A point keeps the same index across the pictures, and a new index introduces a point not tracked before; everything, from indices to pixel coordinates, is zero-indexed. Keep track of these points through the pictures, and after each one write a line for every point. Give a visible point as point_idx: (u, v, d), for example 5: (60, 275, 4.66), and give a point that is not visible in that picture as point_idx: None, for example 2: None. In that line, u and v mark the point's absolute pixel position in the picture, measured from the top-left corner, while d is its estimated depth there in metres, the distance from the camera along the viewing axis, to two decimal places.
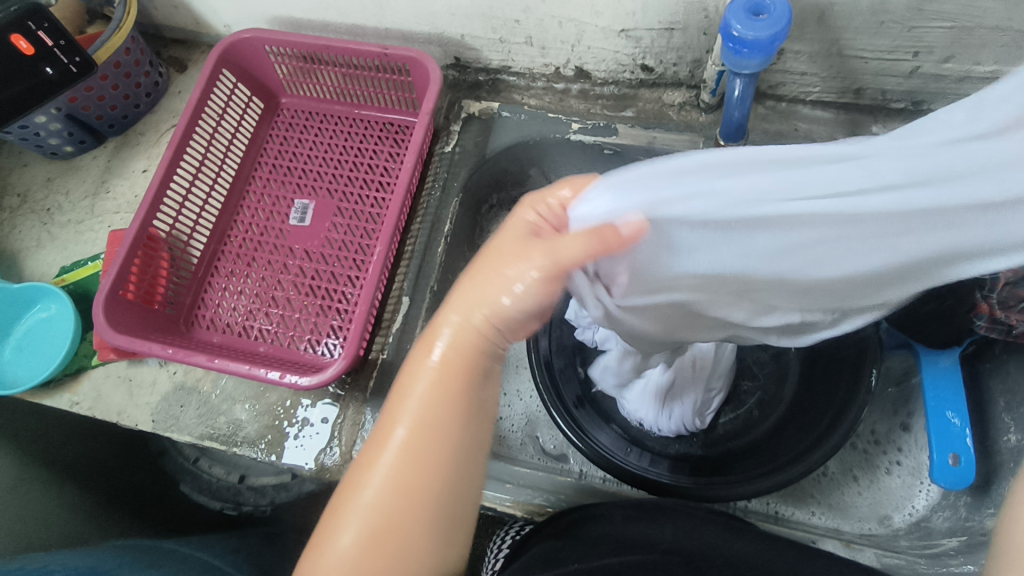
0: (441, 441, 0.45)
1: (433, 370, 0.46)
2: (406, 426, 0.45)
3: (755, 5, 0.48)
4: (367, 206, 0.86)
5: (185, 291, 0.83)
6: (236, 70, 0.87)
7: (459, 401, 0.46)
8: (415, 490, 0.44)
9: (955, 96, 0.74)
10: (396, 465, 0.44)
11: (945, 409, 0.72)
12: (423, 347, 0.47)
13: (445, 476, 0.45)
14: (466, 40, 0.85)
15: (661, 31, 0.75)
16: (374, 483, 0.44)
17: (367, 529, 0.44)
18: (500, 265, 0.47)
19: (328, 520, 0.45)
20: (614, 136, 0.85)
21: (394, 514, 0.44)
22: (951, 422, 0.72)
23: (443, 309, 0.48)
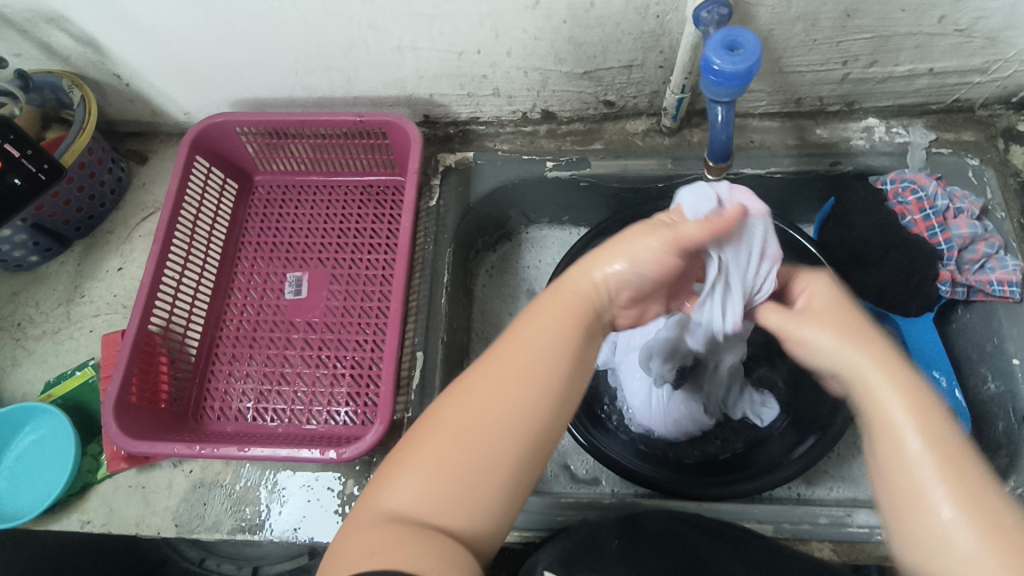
0: (541, 376, 0.49)
1: (557, 317, 0.51)
2: (524, 348, 0.50)
3: (730, 40, 0.53)
4: (363, 270, 0.86)
5: (189, 385, 0.81)
6: (209, 155, 0.87)
7: (544, 366, 0.49)
8: (508, 410, 0.47)
9: (880, 94, 0.84)
10: (498, 383, 0.48)
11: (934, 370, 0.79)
12: (553, 295, 0.53)
13: (525, 423, 0.47)
14: (435, 98, 0.88)
15: (620, 68, 0.81)
16: (455, 421, 0.47)
17: (459, 436, 0.46)
18: (604, 260, 0.53)
19: (428, 421, 0.48)
20: (587, 169, 0.89)
21: (486, 430, 0.46)
22: (936, 380, 0.79)
23: (583, 266, 0.54)
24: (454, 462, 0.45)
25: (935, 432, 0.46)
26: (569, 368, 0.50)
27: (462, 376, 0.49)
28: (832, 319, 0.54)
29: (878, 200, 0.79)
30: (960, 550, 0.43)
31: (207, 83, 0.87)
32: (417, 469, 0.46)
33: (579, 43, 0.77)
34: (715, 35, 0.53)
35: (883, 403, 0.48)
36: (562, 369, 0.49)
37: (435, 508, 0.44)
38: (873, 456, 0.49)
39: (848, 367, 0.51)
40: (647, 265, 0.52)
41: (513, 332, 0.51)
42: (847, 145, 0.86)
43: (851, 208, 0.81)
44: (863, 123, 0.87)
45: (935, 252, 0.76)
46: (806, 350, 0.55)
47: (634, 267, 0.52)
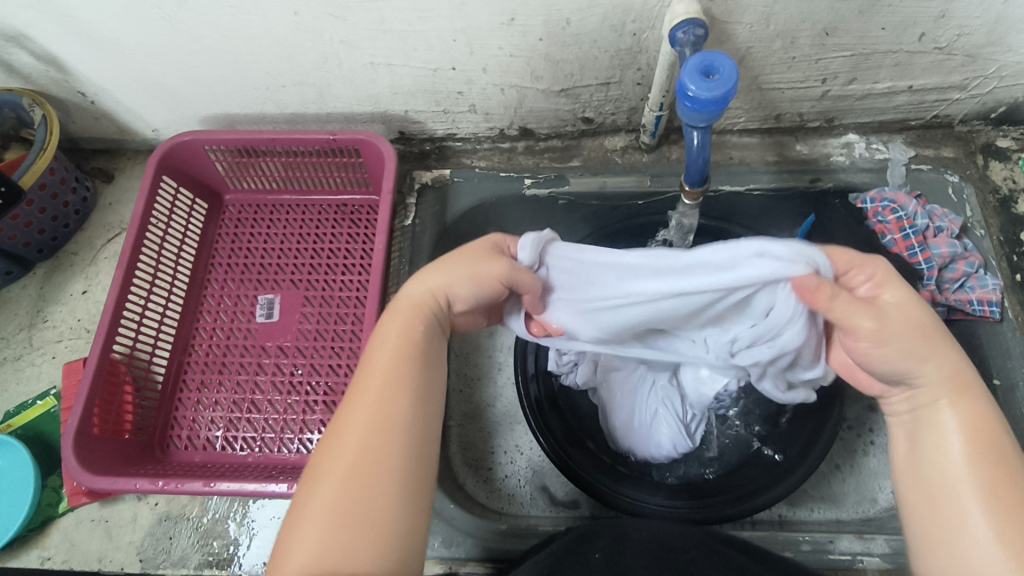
0: (403, 394, 0.50)
1: (401, 336, 0.52)
2: (377, 376, 0.50)
3: (706, 66, 0.52)
4: (336, 292, 0.84)
5: (156, 413, 0.78)
6: (178, 175, 0.84)
7: (403, 385, 0.50)
8: (387, 439, 0.47)
9: (860, 111, 0.83)
10: (369, 416, 0.48)
11: None
12: (402, 310, 0.53)
13: (402, 444, 0.48)
14: (410, 115, 0.86)
15: (598, 86, 0.79)
16: (338, 467, 0.46)
17: (338, 495, 0.45)
18: (458, 283, 0.53)
19: (304, 500, 0.46)
20: (568, 186, 0.88)
21: (371, 458, 0.46)
22: None
23: (419, 281, 0.54)
24: (340, 521, 0.44)
25: (982, 440, 0.46)
26: (422, 380, 0.52)
27: (333, 424, 0.49)
28: (914, 329, 0.47)
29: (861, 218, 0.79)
30: (982, 548, 0.43)
31: (174, 100, 0.85)
32: (309, 525, 0.44)
33: (555, 60, 0.75)
34: (691, 60, 0.52)
35: (943, 419, 0.47)
36: (416, 384, 0.50)
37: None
38: (913, 451, 0.49)
39: (913, 368, 0.47)
40: (485, 287, 0.52)
41: (363, 369, 0.52)
42: (827, 161, 0.86)
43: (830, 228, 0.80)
44: (843, 139, 0.86)
45: (916, 272, 0.75)
46: (875, 364, 0.48)
47: (472, 283, 0.52)
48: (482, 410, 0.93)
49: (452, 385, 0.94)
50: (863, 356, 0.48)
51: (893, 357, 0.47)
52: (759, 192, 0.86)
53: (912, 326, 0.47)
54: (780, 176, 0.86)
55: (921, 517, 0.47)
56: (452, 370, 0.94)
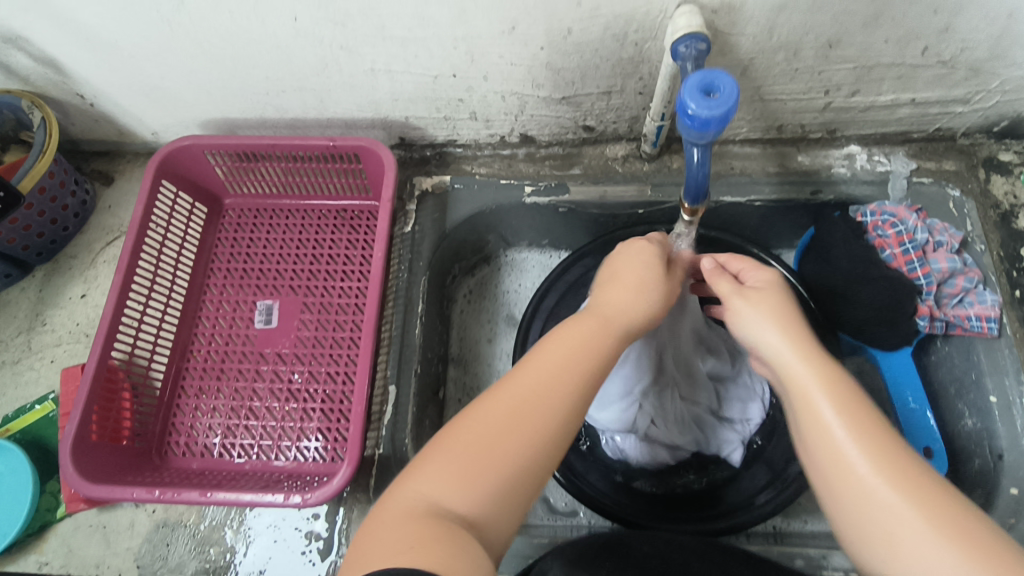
0: (578, 384, 0.53)
1: (597, 328, 0.55)
2: (565, 350, 0.54)
3: (707, 84, 0.52)
4: (336, 298, 0.84)
5: (153, 419, 0.78)
6: (177, 180, 0.84)
7: (576, 376, 0.53)
8: (538, 416, 0.51)
9: (862, 122, 0.83)
10: (531, 391, 0.52)
11: (904, 396, 0.80)
12: (593, 318, 0.56)
13: (558, 421, 0.51)
14: (411, 121, 0.86)
15: (600, 95, 0.79)
16: (486, 430, 0.50)
17: (485, 443, 0.50)
18: (636, 287, 0.58)
19: (450, 433, 0.51)
20: (568, 194, 0.88)
21: (524, 425, 0.50)
22: (910, 408, 0.79)
23: (613, 290, 0.58)
24: (474, 459, 0.49)
25: (854, 410, 0.48)
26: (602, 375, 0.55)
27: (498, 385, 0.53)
28: (773, 307, 0.54)
29: (858, 233, 0.77)
30: (911, 543, 0.43)
31: (174, 104, 0.84)
32: (429, 480, 0.49)
33: (557, 69, 0.74)
34: (692, 78, 0.52)
35: (816, 403, 0.49)
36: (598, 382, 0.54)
37: (453, 495, 0.48)
38: (806, 448, 0.50)
39: (778, 353, 0.52)
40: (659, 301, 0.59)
41: (545, 344, 0.55)
42: (828, 173, 0.85)
43: (832, 242, 0.79)
44: (845, 150, 0.86)
45: (916, 287, 0.74)
46: (741, 332, 0.56)
47: (662, 301, 0.59)
48: None
49: (451, 394, 0.94)
50: (736, 323, 0.57)
51: (750, 327, 0.55)
52: (759, 202, 0.86)
53: (778, 316, 0.54)
54: (781, 186, 0.85)
55: (850, 515, 0.46)
56: (451, 378, 0.95)
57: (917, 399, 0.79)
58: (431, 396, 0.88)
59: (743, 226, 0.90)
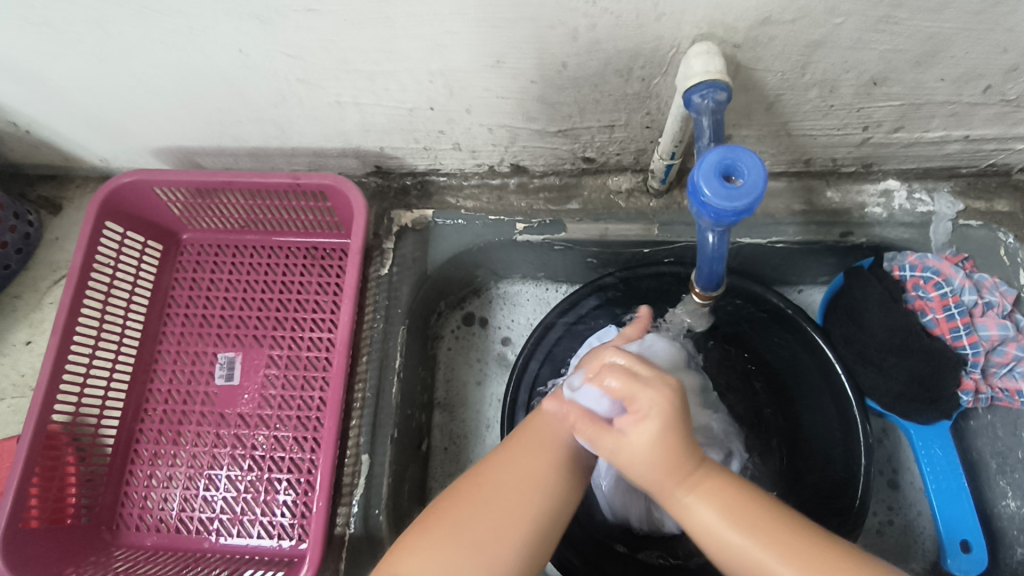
0: (554, 463, 0.53)
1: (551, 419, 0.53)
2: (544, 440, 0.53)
3: (727, 166, 0.42)
4: (303, 352, 0.76)
5: (104, 489, 0.72)
6: (124, 219, 0.75)
7: (552, 460, 0.53)
8: (527, 498, 0.50)
9: (904, 157, 0.72)
10: (515, 473, 0.51)
11: (932, 446, 0.70)
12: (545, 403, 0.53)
13: (548, 502, 0.50)
14: (387, 151, 0.75)
15: (601, 128, 0.68)
16: (469, 514, 0.48)
17: (479, 526, 0.48)
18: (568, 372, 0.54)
19: (437, 514, 0.49)
20: (563, 233, 0.78)
21: (503, 510, 0.49)
22: (939, 460, 0.70)
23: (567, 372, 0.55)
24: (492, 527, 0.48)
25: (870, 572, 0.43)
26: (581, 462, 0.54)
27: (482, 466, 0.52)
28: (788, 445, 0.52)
29: (895, 295, 0.67)
30: None
31: (119, 132, 0.75)
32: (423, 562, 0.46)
33: (551, 103, 0.64)
34: (709, 158, 0.41)
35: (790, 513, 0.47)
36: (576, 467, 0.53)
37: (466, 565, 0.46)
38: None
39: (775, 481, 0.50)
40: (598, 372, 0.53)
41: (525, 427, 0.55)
42: (862, 212, 0.75)
43: (865, 301, 0.68)
44: (881, 185, 0.75)
45: (960, 359, 0.65)
46: None
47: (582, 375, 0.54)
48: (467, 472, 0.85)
49: (437, 444, 0.86)
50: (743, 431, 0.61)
51: None
52: (781, 245, 0.75)
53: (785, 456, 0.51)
54: (807, 228, 0.75)
55: None
56: (437, 426, 0.87)
57: (947, 450, 0.70)
58: (412, 453, 0.80)
59: (762, 267, 0.80)
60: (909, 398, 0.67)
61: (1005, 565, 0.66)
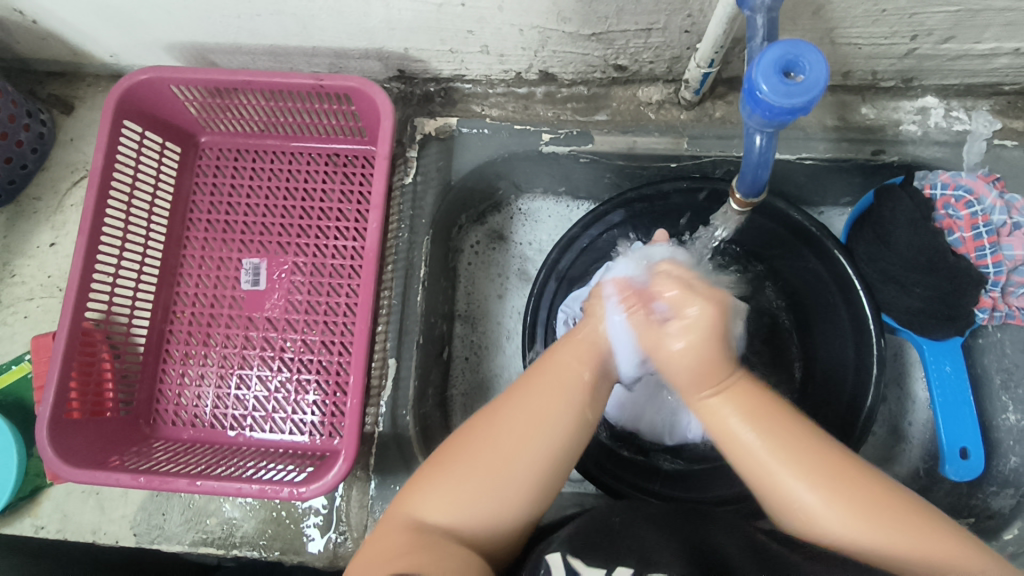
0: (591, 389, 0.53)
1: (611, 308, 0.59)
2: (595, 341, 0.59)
3: (787, 61, 0.40)
4: (329, 259, 0.76)
5: (139, 386, 0.73)
6: (142, 118, 0.73)
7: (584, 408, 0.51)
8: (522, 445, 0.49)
9: (947, 72, 0.70)
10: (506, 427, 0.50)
11: (943, 362, 0.72)
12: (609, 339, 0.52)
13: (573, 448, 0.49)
14: (412, 52, 0.73)
15: (638, 31, 0.66)
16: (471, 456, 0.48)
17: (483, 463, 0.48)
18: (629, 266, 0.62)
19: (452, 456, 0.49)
20: (591, 144, 0.76)
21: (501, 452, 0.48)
22: (948, 373, 0.72)
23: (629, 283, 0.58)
24: (484, 460, 0.48)
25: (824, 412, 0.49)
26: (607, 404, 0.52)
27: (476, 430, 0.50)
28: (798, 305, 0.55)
29: (925, 215, 0.67)
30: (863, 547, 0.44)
31: (130, 25, 0.71)
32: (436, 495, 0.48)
33: (588, 1, 0.61)
34: (768, 54, 0.40)
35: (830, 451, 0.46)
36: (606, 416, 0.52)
37: (471, 485, 0.47)
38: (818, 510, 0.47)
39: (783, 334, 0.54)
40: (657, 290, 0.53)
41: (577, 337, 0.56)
42: (896, 130, 0.73)
43: (891, 221, 0.68)
44: (919, 102, 0.74)
45: (983, 278, 0.67)
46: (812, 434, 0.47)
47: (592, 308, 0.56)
48: (488, 380, 0.89)
49: (458, 352, 0.89)
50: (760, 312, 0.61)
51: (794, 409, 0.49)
52: (811, 161, 0.74)
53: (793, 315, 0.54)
54: (839, 144, 0.73)
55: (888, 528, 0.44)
56: (457, 336, 0.89)
57: (955, 364, 0.72)
58: (435, 360, 0.82)
59: (788, 184, 0.80)
60: (928, 314, 0.69)
61: (996, 473, 0.71)
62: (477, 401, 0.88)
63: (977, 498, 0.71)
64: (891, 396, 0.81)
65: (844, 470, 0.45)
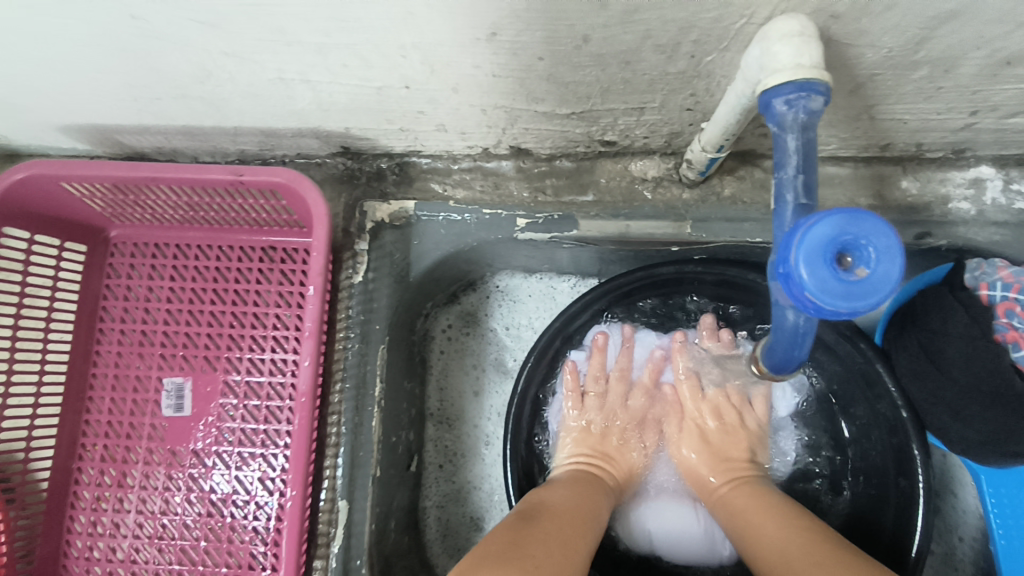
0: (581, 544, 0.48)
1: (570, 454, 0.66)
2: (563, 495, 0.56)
3: (842, 241, 0.28)
4: (265, 377, 0.64)
5: (42, 539, 0.61)
6: (29, 221, 0.60)
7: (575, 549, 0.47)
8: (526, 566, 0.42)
9: (1009, 143, 0.57)
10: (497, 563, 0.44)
11: (1003, 488, 0.60)
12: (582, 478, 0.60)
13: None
14: (353, 132, 0.60)
15: (628, 110, 0.52)
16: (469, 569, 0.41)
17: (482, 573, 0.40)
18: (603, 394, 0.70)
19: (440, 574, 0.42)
20: (575, 231, 0.63)
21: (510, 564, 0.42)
22: (1008, 502, 0.60)
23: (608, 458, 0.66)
24: (524, 542, 0.45)
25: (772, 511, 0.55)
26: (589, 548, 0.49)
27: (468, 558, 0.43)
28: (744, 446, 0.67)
29: (984, 329, 0.54)
30: None
31: (6, 109, 0.58)
32: None
33: (564, 83, 0.48)
34: (815, 232, 0.28)
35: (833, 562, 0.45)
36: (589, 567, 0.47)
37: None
38: None
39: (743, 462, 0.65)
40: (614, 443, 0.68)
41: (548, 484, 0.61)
42: (944, 208, 0.61)
43: (945, 332, 0.56)
44: (971, 173, 0.61)
45: None
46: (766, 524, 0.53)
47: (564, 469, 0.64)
48: (466, 491, 0.77)
49: (431, 459, 0.77)
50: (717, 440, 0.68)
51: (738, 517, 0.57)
52: None
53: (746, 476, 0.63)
54: None
55: None
56: (429, 440, 0.77)
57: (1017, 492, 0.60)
58: (399, 479, 0.70)
59: None
60: (991, 444, 0.56)
61: None
62: (453, 517, 0.76)
63: None
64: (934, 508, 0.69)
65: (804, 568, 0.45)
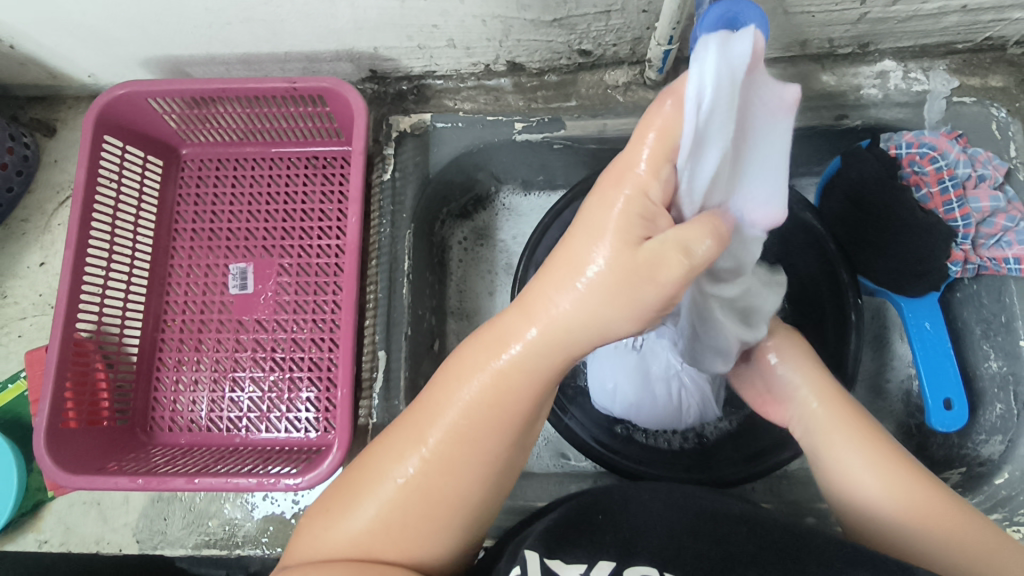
0: (485, 452, 0.45)
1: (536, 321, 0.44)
2: (483, 379, 0.44)
3: (729, 19, 0.42)
4: (313, 258, 0.78)
5: (134, 395, 0.75)
6: (121, 133, 0.75)
7: (479, 445, 0.44)
8: (457, 468, 0.44)
9: (901, 34, 0.72)
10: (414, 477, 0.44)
11: (922, 318, 0.74)
12: (520, 319, 0.44)
13: (474, 473, 0.45)
14: (381, 52, 0.75)
15: (597, 14, 0.68)
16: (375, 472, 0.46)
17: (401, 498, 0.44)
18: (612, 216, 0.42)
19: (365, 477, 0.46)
20: (563, 130, 0.78)
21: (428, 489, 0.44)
22: (928, 328, 0.74)
23: (570, 267, 0.43)
24: (435, 458, 0.44)
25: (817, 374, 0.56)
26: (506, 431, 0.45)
27: (382, 451, 0.46)
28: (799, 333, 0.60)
29: (891, 173, 0.69)
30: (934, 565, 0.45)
31: (106, 43, 0.73)
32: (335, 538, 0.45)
33: None
34: (711, 14, 0.42)
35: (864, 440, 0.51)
36: (496, 446, 0.45)
37: (421, 522, 0.44)
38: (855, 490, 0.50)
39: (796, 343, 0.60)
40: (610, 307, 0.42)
41: (470, 353, 0.46)
42: (858, 94, 0.75)
43: (862, 181, 0.70)
44: (877, 67, 0.75)
45: (952, 231, 0.68)
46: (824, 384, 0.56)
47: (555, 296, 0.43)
48: None
49: (453, 348, 0.90)
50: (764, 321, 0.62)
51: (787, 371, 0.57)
52: None
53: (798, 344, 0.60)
54: (804, 111, 0.75)
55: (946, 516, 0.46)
56: (452, 332, 0.90)
57: (934, 319, 0.73)
58: (426, 352, 0.83)
59: None
60: (906, 267, 0.70)
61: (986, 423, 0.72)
62: None
63: (969, 447, 0.71)
64: (880, 355, 0.82)
65: (846, 445, 0.51)
